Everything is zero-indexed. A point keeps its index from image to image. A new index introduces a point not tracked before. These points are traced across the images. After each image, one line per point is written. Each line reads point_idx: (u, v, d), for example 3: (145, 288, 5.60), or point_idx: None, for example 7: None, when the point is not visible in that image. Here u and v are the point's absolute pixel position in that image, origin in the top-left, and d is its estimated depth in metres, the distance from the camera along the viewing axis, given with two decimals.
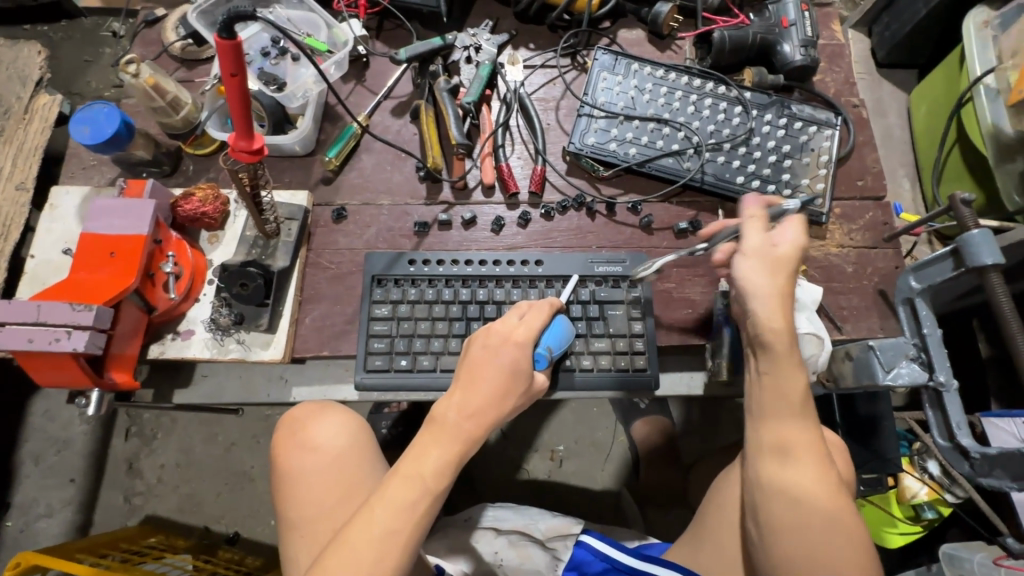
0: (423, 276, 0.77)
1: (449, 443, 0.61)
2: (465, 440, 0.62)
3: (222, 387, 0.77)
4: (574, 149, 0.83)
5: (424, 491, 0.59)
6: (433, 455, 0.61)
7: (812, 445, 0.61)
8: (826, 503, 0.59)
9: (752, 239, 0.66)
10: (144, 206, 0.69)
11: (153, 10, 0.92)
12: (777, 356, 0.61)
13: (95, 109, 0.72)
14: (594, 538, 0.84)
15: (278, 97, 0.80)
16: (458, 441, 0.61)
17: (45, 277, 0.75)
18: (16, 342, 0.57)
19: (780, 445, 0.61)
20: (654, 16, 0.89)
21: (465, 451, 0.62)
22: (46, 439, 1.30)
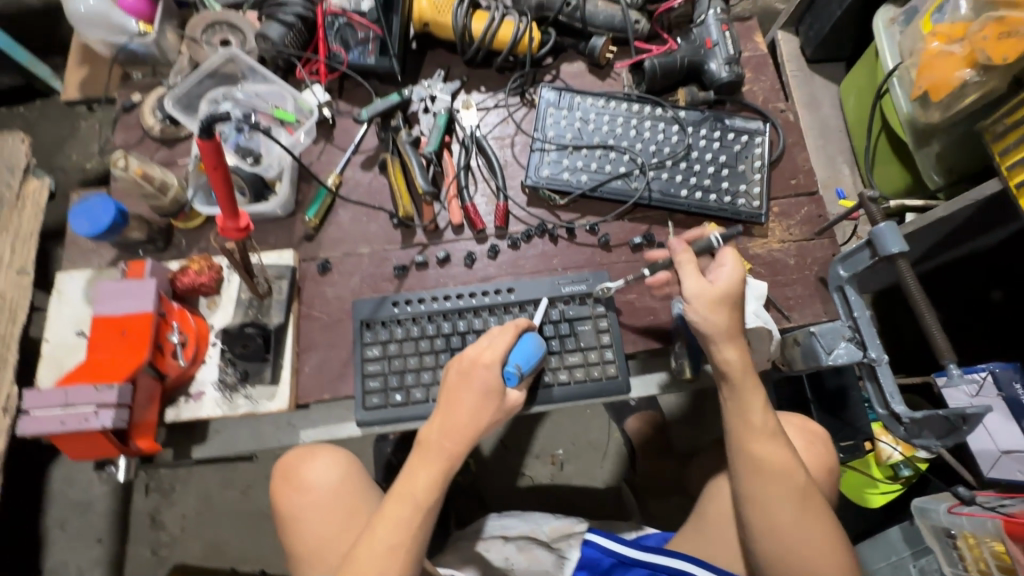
0: (406, 316, 0.84)
1: (434, 462, 0.70)
2: (448, 458, 0.70)
3: (234, 439, 0.83)
4: (531, 182, 0.91)
5: (414, 506, 0.69)
6: (422, 474, 0.70)
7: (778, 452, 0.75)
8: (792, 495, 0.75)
9: (690, 284, 0.74)
10: (146, 285, 0.76)
11: (129, 95, 0.98)
12: (738, 384, 0.74)
13: (90, 201, 0.79)
14: (599, 537, 0.97)
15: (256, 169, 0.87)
16: (442, 461, 0.70)
17: (61, 359, 0.81)
18: (51, 425, 0.64)
19: (759, 459, 0.75)
20: (591, 49, 0.98)
21: (450, 467, 0.71)
22: (70, 503, 1.36)
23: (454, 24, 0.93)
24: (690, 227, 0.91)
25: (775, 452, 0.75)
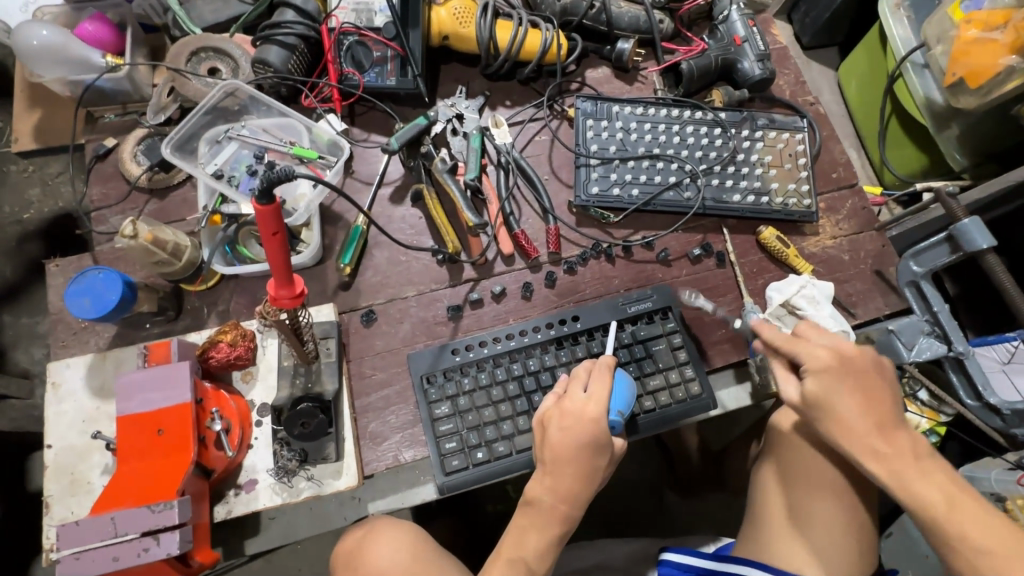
0: (470, 363, 0.77)
1: (546, 524, 0.66)
2: (562, 520, 0.66)
3: (295, 523, 0.74)
4: (581, 202, 0.85)
5: (526, 573, 0.65)
6: (533, 538, 0.66)
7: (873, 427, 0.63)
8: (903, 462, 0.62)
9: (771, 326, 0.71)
10: (176, 371, 0.64)
11: (101, 140, 0.83)
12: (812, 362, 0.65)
13: (89, 277, 0.67)
14: (678, 553, 0.85)
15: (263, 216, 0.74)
16: (555, 523, 0.66)
17: (73, 465, 0.69)
18: (101, 565, 0.53)
19: (916, 492, 0.61)
20: (619, 54, 0.92)
21: (561, 527, 0.67)
22: None
23: (478, 35, 0.86)
24: (745, 232, 0.89)
25: (927, 474, 0.61)
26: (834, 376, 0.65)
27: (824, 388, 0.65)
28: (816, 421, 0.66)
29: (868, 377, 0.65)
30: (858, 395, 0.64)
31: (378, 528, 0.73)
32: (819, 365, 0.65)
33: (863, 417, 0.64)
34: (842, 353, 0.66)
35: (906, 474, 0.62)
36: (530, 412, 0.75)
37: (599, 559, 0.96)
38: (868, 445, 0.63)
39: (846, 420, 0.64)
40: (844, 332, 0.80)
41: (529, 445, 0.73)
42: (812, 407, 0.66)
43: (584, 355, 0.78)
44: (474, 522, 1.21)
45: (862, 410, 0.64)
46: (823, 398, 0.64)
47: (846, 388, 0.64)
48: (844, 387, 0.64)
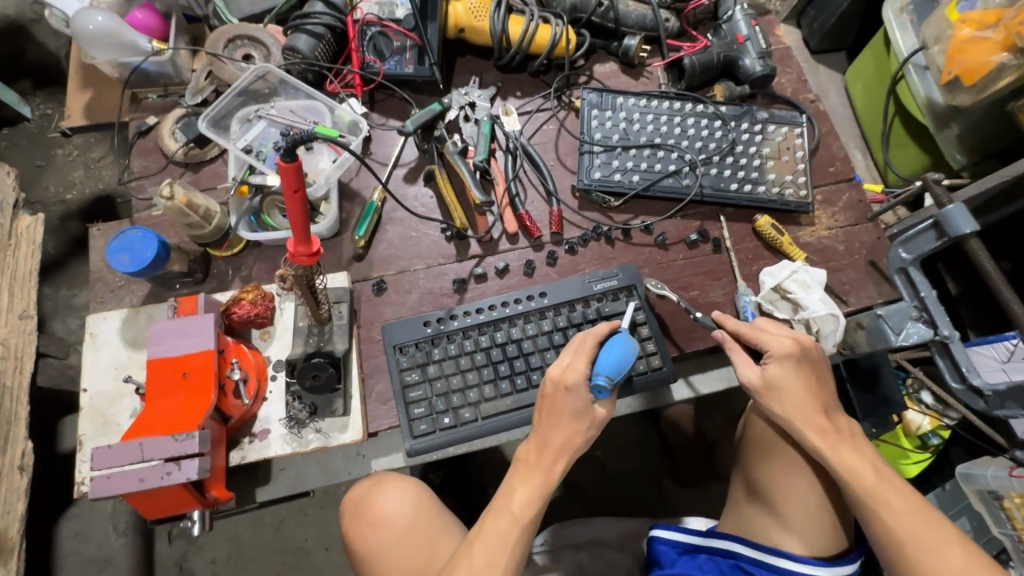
0: (441, 335, 0.80)
1: (530, 476, 0.67)
2: (549, 478, 0.67)
3: (303, 475, 0.79)
4: (583, 186, 0.90)
5: (512, 521, 0.65)
6: (520, 491, 0.67)
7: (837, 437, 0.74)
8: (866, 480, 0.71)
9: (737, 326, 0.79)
10: (203, 321, 0.70)
11: (143, 118, 0.91)
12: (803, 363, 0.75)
13: (129, 236, 0.74)
14: (664, 529, 0.88)
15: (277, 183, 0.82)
16: (541, 477, 0.67)
17: (106, 408, 0.75)
18: (128, 485, 0.59)
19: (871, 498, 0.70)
20: (625, 50, 0.97)
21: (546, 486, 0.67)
22: (85, 561, 1.25)
23: (492, 29, 0.92)
24: (742, 220, 0.92)
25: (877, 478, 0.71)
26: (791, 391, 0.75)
27: (790, 399, 0.75)
28: (773, 401, 0.76)
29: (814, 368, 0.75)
30: (827, 418, 0.75)
31: (383, 481, 0.78)
32: (783, 352, 0.75)
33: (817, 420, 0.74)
34: (801, 343, 0.76)
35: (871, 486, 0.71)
36: (495, 381, 0.79)
37: (593, 535, 0.99)
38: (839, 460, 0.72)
39: (819, 435, 0.74)
40: (835, 316, 0.83)
41: (493, 412, 0.78)
42: (772, 385, 0.75)
43: (566, 323, 0.82)
44: (474, 501, 1.25)
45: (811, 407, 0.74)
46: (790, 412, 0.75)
47: (803, 396, 0.74)
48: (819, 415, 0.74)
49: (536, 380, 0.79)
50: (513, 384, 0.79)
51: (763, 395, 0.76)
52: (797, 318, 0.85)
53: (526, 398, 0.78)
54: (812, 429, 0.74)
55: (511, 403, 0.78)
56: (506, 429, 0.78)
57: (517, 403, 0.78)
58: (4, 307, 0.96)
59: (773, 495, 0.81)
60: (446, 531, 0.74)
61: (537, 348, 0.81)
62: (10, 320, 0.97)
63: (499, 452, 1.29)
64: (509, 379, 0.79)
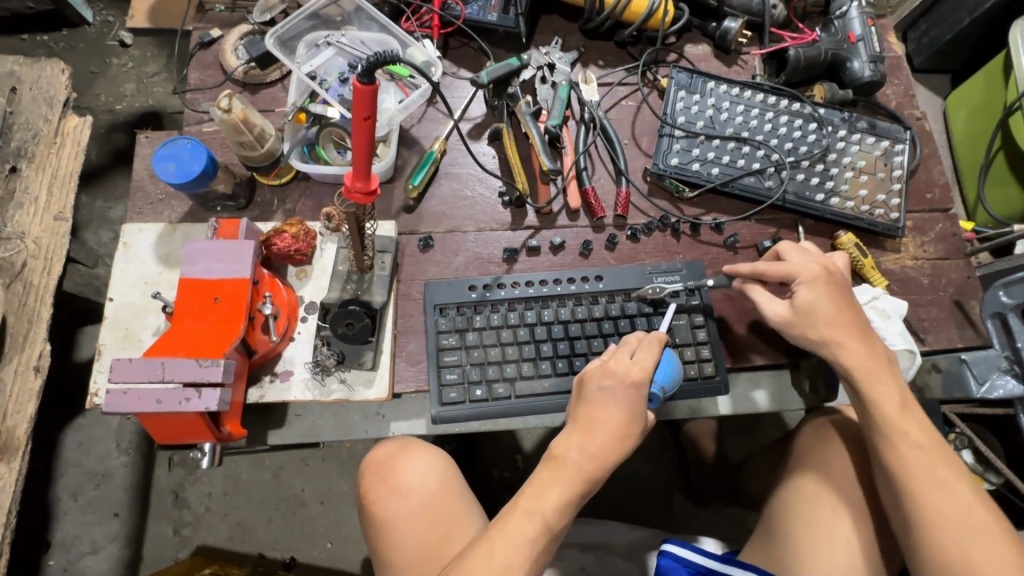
0: (485, 302, 0.75)
1: (569, 481, 0.61)
2: (587, 481, 0.61)
3: (318, 426, 0.74)
4: (657, 170, 0.83)
5: (543, 528, 0.59)
6: (555, 494, 0.60)
7: (883, 374, 0.68)
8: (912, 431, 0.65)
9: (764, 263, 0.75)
10: (242, 247, 0.66)
11: (207, 30, 0.86)
12: (834, 285, 0.72)
13: (178, 144, 0.70)
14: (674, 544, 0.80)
15: (342, 114, 0.77)
16: (580, 482, 0.61)
17: (128, 322, 0.71)
18: (145, 405, 0.56)
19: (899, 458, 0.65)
20: (723, 32, 0.89)
21: (586, 491, 0.62)
22: (84, 474, 1.24)
23: None
24: (820, 234, 0.85)
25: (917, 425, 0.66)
26: (849, 333, 0.69)
27: (846, 346, 0.69)
28: (800, 327, 0.71)
29: (845, 289, 0.72)
30: (889, 375, 0.68)
31: (411, 446, 0.75)
32: (810, 277, 0.72)
33: (867, 357, 0.68)
34: (828, 268, 0.73)
35: (924, 452, 0.64)
36: (536, 360, 0.74)
37: (601, 537, 0.93)
38: (890, 420, 0.66)
39: (878, 391, 0.67)
40: (912, 352, 0.76)
41: (528, 392, 0.73)
42: (803, 311, 0.71)
43: (617, 312, 0.76)
44: (478, 482, 1.22)
45: (850, 330, 0.69)
46: (851, 360, 0.68)
47: (840, 321, 0.70)
48: (881, 366, 0.68)
49: (579, 366, 0.74)
50: (553, 367, 0.74)
51: (791, 323, 0.72)
52: None
53: (565, 383, 0.73)
54: (870, 382, 0.67)
55: (549, 386, 0.73)
56: (539, 413, 0.72)
57: (554, 386, 0.73)
58: (40, 205, 0.93)
59: (800, 527, 0.77)
60: (467, 514, 0.71)
61: (585, 333, 0.75)
62: (44, 219, 0.94)
63: (513, 437, 1.25)
64: (549, 361, 0.74)
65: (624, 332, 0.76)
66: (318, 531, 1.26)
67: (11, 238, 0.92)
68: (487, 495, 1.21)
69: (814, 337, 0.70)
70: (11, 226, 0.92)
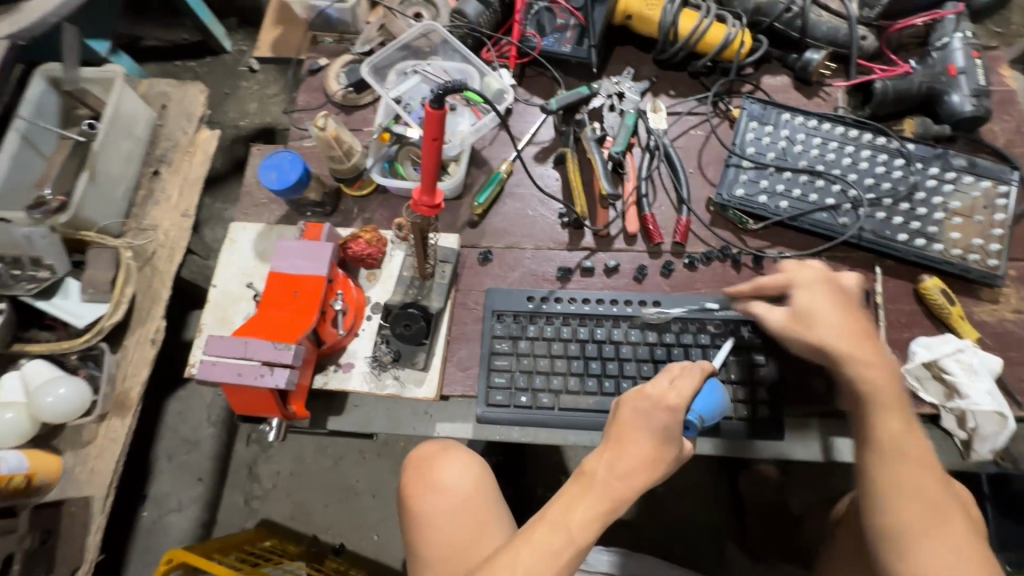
0: (540, 313, 0.79)
1: (599, 496, 0.61)
2: (613, 500, 0.61)
3: (372, 418, 0.80)
4: (721, 200, 0.82)
5: (567, 540, 0.60)
6: (581, 508, 0.61)
7: (884, 392, 0.63)
8: (920, 484, 0.60)
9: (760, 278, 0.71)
10: (323, 249, 0.74)
11: (316, 59, 0.98)
12: (838, 295, 0.67)
13: (281, 156, 0.80)
14: None
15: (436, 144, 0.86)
16: (606, 500, 0.61)
17: (225, 307, 0.82)
18: (227, 376, 0.64)
19: (892, 505, 0.61)
20: (805, 63, 0.87)
21: (613, 511, 0.61)
22: (179, 439, 1.41)
23: (661, 19, 0.87)
24: (902, 277, 0.79)
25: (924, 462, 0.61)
26: (855, 339, 0.64)
27: (857, 356, 0.64)
28: (806, 336, 0.66)
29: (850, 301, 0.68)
30: (898, 410, 0.63)
31: (450, 448, 0.79)
32: (806, 282, 0.68)
33: (873, 359, 0.64)
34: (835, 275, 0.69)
35: (921, 501, 0.60)
36: (583, 376, 0.76)
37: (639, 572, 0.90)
38: (885, 469, 0.62)
39: (882, 422, 0.63)
40: (1003, 416, 0.68)
41: (572, 406, 0.74)
42: (807, 320, 0.66)
43: (666, 339, 0.76)
44: (521, 497, 1.23)
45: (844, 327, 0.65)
46: (858, 372, 0.63)
47: (850, 329, 0.65)
48: (888, 383, 0.63)
49: (625, 388, 0.74)
50: (599, 385, 0.75)
51: (793, 330, 0.67)
52: (948, 406, 0.70)
53: (609, 403, 0.74)
54: (883, 418, 0.62)
55: (593, 404, 0.74)
56: (580, 427, 0.74)
57: (599, 405, 0.74)
58: (173, 202, 1.10)
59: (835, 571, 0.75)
60: (496, 521, 0.73)
61: (635, 356, 0.76)
62: (174, 216, 1.10)
63: (560, 457, 1.26)
64: (596, 378, 0.75)
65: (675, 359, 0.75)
66: (368, 523, 1.33)
67: (147, 229, 1.09)
68: (529, 512, 1.22)
69: (820, 345, 0.65)
70: (149, 219, 1.10)
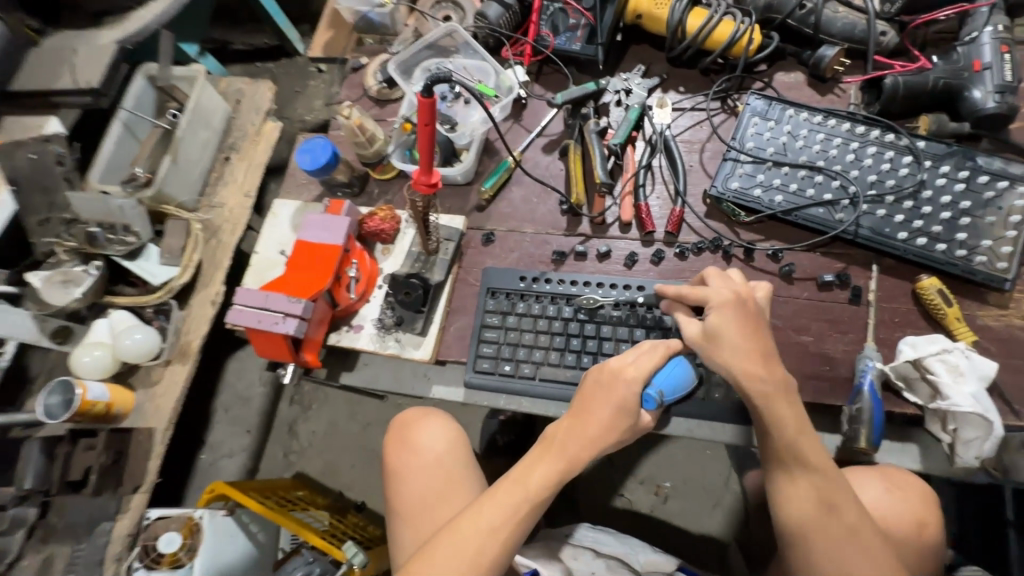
0: (531, 292, 0.85)
1: (558, 459, 0.68)
2: (570, 462, 0.68)
3: (378, 375, 0.90)
4: (715, 193, 0.84)
5: (525, 497, 0.66)
6: (541, 470, 0.68)
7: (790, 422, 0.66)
8: (812, 517, 0.65)
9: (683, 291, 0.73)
10: (341, 222, 0.85)
11: (359, 58, 1.10)
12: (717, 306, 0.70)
13: (315, 141, 0.92)
14: None
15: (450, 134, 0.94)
16: (563, 462, 0.68)
17: (264, 270, 0.95)
18: (248, 321, 0.77)
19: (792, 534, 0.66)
20: (817, 60, 0.87)
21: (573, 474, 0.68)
22: (235, 394, 1.59)
23: (669, 18, 0.90)
24: (901, 277, 0.77)
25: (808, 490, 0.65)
26: (750, 359, 0.67)
27: (748, 371, 0.67)
28: (717, 354, 0.69)
29: (755, 316, 0.69)
30: (787, 403, 0.66)
31: (430, 414, 0.87)
32: (720, 301, 0.69)
33: (759, 371, 0.67)
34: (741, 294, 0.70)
35: (811, 531, 0.65)
36: (563, 351, 0.81)
37: (620, 551, 0.93)
38: (790, 512, 0.66)
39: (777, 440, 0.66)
40: (988, 422, 0.65)
41: (551, 378, 0.80)
42: (711, 340, 0.69)
43: (646, 322, 0.80)
44: None
45: (742, 342, 0.68)
46: (723, 365, 0.68)
47: (745, 346, 0.68)
48: (779, 391, 0.67)
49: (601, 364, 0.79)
50: (578, 360, 0.80)
51: (701, 344, 0.70)
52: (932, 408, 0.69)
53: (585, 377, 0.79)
54: (770, 406, 0.66)
55: (570, 377, 0.79)
56: (557, 398, 0.79)
57: (575, 378, 0.79)
58: (238, 184, 1.27)
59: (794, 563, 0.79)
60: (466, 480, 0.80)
61: (615, 336, 0.80)
62: (238, 195, 1.27)
63: None
64: (576, 354, 0.80)
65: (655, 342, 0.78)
66: None
67: (216, 206, 1.26)
68: None
69: (724, 360, 0.68)
70: (218, 197, 1.27)
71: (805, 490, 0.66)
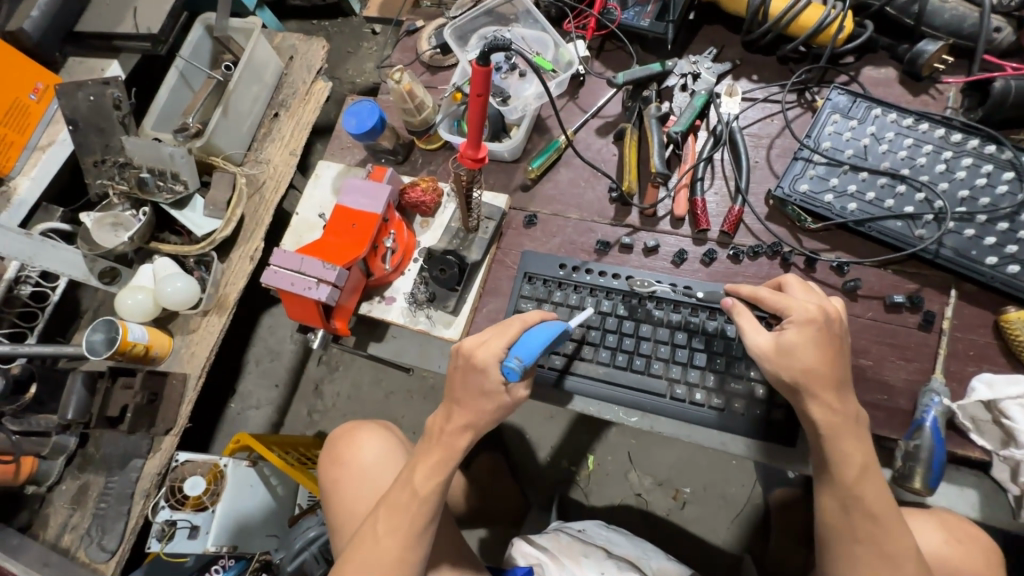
0: (569, 281, 0.80)
1: (432, 449, 0.70)
2: (448, 451, 0.69)
3: (404, 349, 0.88)
4: (781, 194, 0.78)
5: (415, 491, 0.69)
6: (423, 465, 0.69)
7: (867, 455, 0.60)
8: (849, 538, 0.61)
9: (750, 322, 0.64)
10: (383, 190, 0.83)
11: (414, 21, 1.05)
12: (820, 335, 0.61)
13: (362, 105, 0.89)
14: None
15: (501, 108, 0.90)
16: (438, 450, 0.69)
17: (302, 232, 0.94)
18: (283, 283, 0.76)
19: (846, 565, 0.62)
20: (915, 55, 0.77)
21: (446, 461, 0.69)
22: (266, 349, 1.63)
23: None
24: (981, 305, 0.70)
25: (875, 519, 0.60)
26: (822, 385, 0.60)
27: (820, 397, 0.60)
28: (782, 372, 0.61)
29: (834, 337, 0.61)
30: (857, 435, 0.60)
31: (362, 427, 0.93)
32: (803, 318, 0.61)
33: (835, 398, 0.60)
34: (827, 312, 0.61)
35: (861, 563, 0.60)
36: (597, 347, 0.77)
37: (634, 554, 0.91)
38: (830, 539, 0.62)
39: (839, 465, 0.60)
40: None
41: (581, 373, 0.76)
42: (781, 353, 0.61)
43: (689, 325, 0.75)
44: None
45: (825, 365, 0.60)
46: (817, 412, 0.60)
47: (821, 370, 0.59)
48: (848, 424, 0.60)
49: (636, 365, 0.75)
50: (612, 357, 0.76)
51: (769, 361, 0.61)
52: (1002, 454, 0.62)
53: (617, 375, 0.75)
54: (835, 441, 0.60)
55: (601, 373, 0.75)
56: (587, 394, 0.75)
57: (606, 375, 0.75)
58: (284, 141, 1.27)
59: None
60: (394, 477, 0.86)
61: (653, 337, 0.76)
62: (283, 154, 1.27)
63: None
64: (610, 350, 0.76)
65: (697, 347, 0.74)
66: None
67: (261, 162, 1.26)
68: None
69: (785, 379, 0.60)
70: (265, 153, 1.27)
71: (864, 538, 0.60)
